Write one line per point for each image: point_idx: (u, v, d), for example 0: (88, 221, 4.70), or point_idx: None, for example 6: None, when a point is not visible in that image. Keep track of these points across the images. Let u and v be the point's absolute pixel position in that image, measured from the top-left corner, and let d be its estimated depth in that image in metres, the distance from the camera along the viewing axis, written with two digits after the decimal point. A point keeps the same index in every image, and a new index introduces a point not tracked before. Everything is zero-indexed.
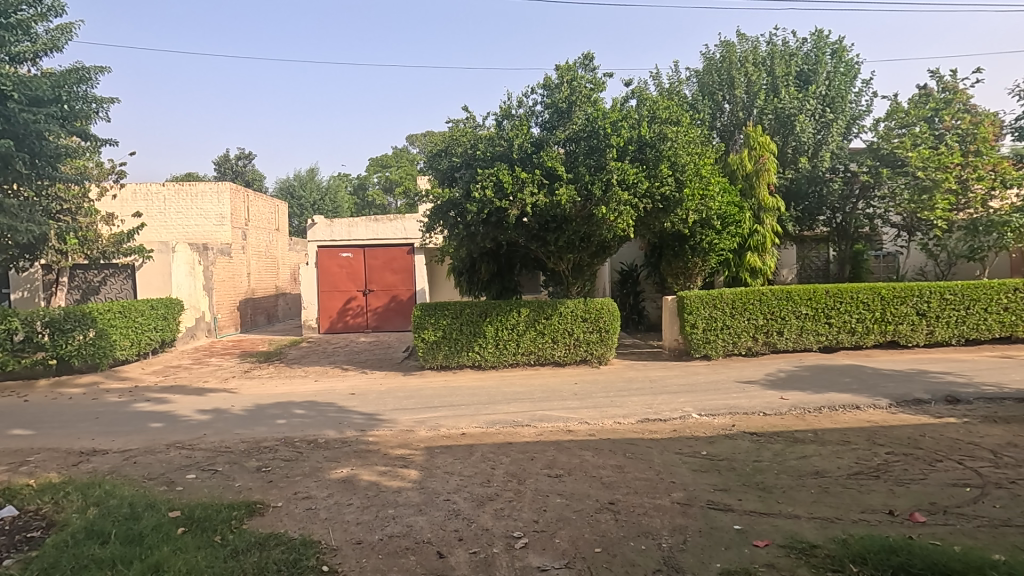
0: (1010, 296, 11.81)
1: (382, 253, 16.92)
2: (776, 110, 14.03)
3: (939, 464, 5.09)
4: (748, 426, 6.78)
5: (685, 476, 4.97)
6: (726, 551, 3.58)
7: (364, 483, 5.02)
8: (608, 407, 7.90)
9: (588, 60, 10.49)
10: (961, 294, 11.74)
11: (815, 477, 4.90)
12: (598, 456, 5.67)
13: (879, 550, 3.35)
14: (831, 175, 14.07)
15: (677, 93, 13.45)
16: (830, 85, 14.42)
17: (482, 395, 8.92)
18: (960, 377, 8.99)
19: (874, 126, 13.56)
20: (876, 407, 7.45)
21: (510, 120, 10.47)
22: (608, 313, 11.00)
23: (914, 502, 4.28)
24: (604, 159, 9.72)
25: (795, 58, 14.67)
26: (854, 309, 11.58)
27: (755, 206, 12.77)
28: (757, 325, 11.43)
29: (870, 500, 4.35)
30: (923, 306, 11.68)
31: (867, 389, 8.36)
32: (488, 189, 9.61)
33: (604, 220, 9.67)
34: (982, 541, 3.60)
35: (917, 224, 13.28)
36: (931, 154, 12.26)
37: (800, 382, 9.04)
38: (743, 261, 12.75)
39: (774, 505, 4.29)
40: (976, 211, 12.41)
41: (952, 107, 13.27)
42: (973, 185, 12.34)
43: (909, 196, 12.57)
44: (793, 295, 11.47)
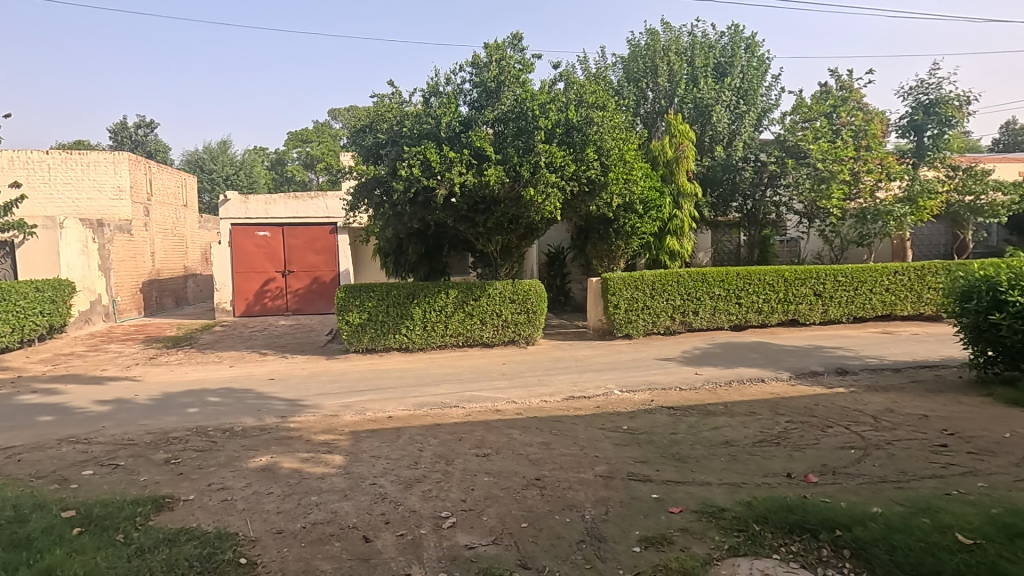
0: (892, 278, 13.15)
1: (302, 233, 16.14)
2: (695, 100, 14.69)
3: (831, 430, 5.62)
4: (666, 401, 7.17)
5: (608, 451, 5.19)
6: (645, 519, 3.78)
7: (286, 471, 4.84)
8: (535, 387, 8.07)
9: (517, 40, 10.43)
10: (851, 277, 12.95)
11: (725, 446, 5.26)
12: (525, 434, 5.79)
13: (778, 510, 3.65)
14: (743, 163, 14.90)
15: (604, 79, 13.68)
16: (744, 78, 15.25)
17: (410, 378, 8.82)
18: (849, 351, 9.95)
19: (782, 119, 14.51)
20: (778, 380, 8.11)
21: (438, 98, 10.25)
22: (536, 295, 11.15)
23: (809, 464, 4.71)
24: (532, 141, 9.77)
25: (713, 50, 15.34)
26: (761, 290, 12.47)
27: (675, 191, 13.35)
28: (675, 305, 12.03)
29: (772, 465, 4.74)
30: (820, 288, 12.76)
31: (771, 364, 9.06)
32: (415, 168, 9.44)
33: (533, 203, 9.75)
34: (864, 496, 4.02)
35: (817, 212, 14.40)
36: (829, 148, 13.40)
37: (713, 358, 9.65)
38: (662, 245, 13.33)
39: (689, 474, 4.57)
40: (865, 199, 13.78)
41: (848, 105, 14.19)
42: (864, 176, 13.63)
43: (810, 185, 13.66)
44: (707, 277, 12.16)
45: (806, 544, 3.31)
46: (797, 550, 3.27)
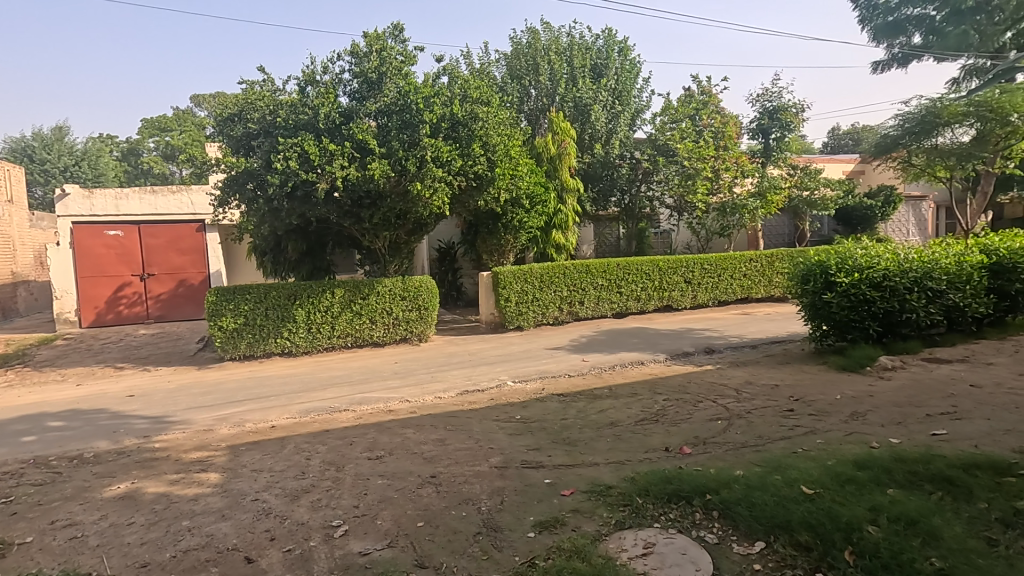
0: (748, 265, 14.73)
1: (163, 231, 14.51)
2: (575, 99, 15.35)
3: (701, 405, 6.18)
4: (556, 388, 7.45)
5: (502, 441, 5.29)
6: (539, 504, 3.90)
7: (151, 496, 4.35)
8: (429, 384, 7.99)
9: (398, 31, 10.19)
10: (715, 265, 14.31)
11: (611, 427, 5.59)
12: (419, 432, 5.72)
13: (658, 482, 3.96)
14: (620, 160, 15.82)
15: (488, 75, 13.80)
16: (618, 80, 16.18)
17: (295, 383, 8.31)
18: (715, 332, 11.01)
19: (653, 120, 15.60)
20: (656, 362, 8.76)
21: (315, 87, 9.72)
22: (427, 291, 11.03)
23: (683, 437, 5.15)
24: (418, 135, 9.61)
25: (589, 52, 16.09)
26: (639, 279, 13.38)
27: (559, 187, 13.85)
28: (562, 296, 12.52)
29: (652, 441, 5.12)
30: (689, 275, 13.96)
31: (650, 347, 9.77)
32: (292, 161, 8.90)
33: (420, 197, 9.60)
34: (729, 461, 4.48)
35: (685, 206, 15.71)
36: (693, 147, 14.75)
37: (598, 345, 10.19)
38: (549, 238, 13.78)
39: (579, 457, 4.79)
40: (725, 194, 15.28)
41: (708, 107, 15.58)
42: (723, 174, 15.12)
43: (678, 181, 15.11)
44: (591, 269, 12.79)
45: (682, 511, 3.61)
46: (674, 516, 3.56)
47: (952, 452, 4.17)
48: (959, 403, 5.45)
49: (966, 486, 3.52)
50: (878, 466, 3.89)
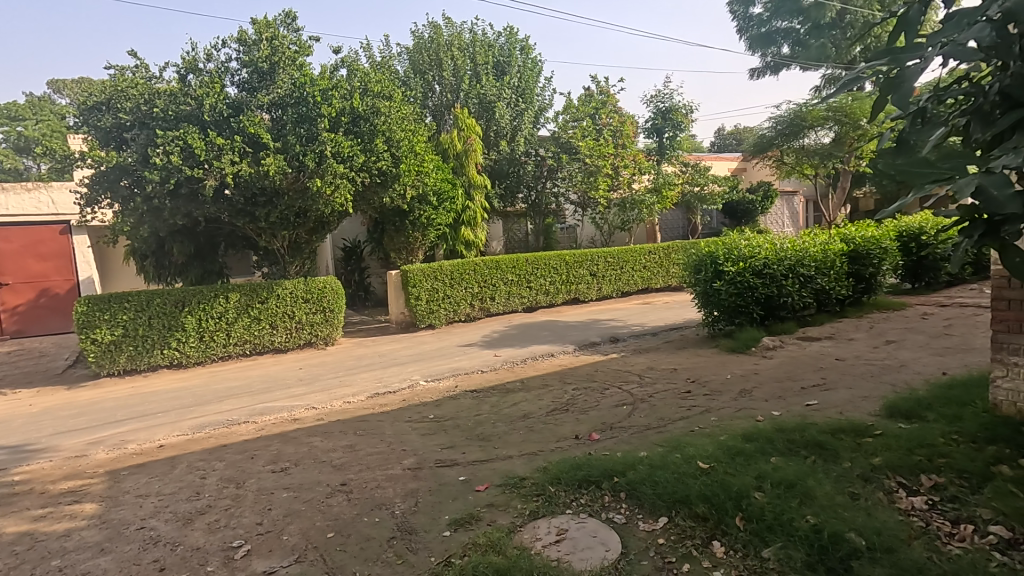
0: (647, 257, 15.57)
1: (17, 235, 12.73)
2: (479, 96, 15.39)
3: (608, 392, 6.46)
4: (469, 385, 7.45)
5: (415, 442, 5.21)
6: (454, 502, 3.89)
7: (9, 538, 3.82)
8: (337, 388, 7.69)
9: (290, 19, 9.64)
10: (618, 258, 14.99)
11: (523, 420, 5.69)
12: (327, 439, 5.49)
13: (568, 469, 4.08)
14: (525, 157, 16.11)
15: (389, 68, 13.44)
16: (521, 78, 16.42)
17: (187, 397, 7.66)
18: (619, 322, 11.55)
19: (556, 118, 16.01)
20: (565, 353, 9.04)
21: (197, 75, 8.96)
22: (332, 292, 10.61)
23: (592, 424, 5.35)
24: (316, 129, 9.22)
25: (492, 49, 16.16)
26: (547, 274, 13.71)
27: (466, 183, 13.83)
28: (473, 293, 12.54)
29: (563, 430, 5.27)
30: (594, 269, 14.52)
31: (559, 339, 10.05)
32: (174, 155, 8.17)
33: (320, 194, 9.18)
34: (633, 443, 4.73)
35: (589, 202, 16.32)
36: (594, 145, 15.33)
37: (510, 340, 10.33)
38: (458, 235, 13.72)
39: (492, 452, 4.83)
40: (624, 190, 16.04)
41: (607, 107, 16.15)
42: (622, 171, 15.86)
43: (581, 178, 15.58)
44: (500, 264, 12.92)
45: (591, 495, 3.76)
46: (585, 501, 3.70)
47: (823, 419, 4.68)
48: (827, 375, 6.13)
49: (833, 448, 3.96)
50: (762, 437, 4.27)
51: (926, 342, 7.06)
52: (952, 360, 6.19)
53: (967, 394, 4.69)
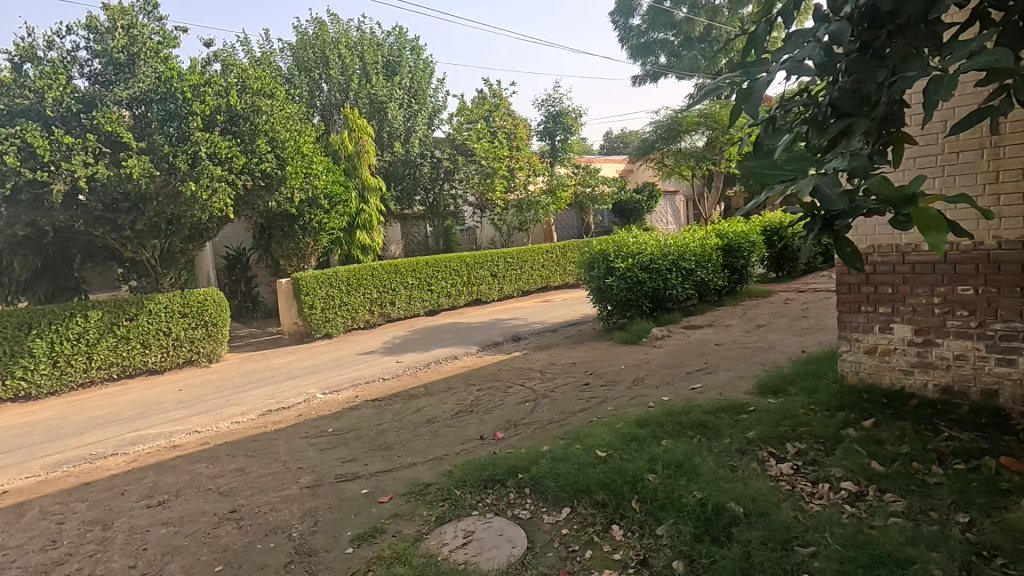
0: (545, 256, 16.01)
1: None
2: (370, 95, 14.97)
3: (511, 390, 6.56)
4: (370, 394, 7.22)
5: (313, 458, 4.96)
6: (356, 517, 3.75)
7: None
8: (223, 408, 7.10)
9: (151, 6, 8.77)
10: (517, 258, 15.26)
11: (427, 425, 5.62)
12: (213, 465, 5.06)
13: (474, 471, 4.08)
14: (421, 159, 15.94)
15: (270, 64, 12.65)
16: (413, 78, 16.19)
17: (38, 432, 6.68)
18: (521, 320, 11.78)
19: (450, 120, 15.99)
20: (469, 354, 9.05)
21: (36, 65, 7.85)
22: (214, 304, 9.81)
23: (497, 424, 5.40)
24: (187, 128, 8.48)
25: (381, 48, 15.75)
26: (448, 276, 13.63)
27: (359, 185, 13.37)
28: (372, 298, 12.17)
29: (467, 431, 5.28)
30: (494, 269, 14.67)
31: (462, 341, 10.05)
32: (10, 156, 7.13)
33: (195, 199, 8.44)
34: (536, 439, 4.84)
35: (486, 204, 16.46)
36: (489, 147, 15.50)
37: (412, 345, 10.15)
38: (353, 239, 13.24)
39: (396, 460, 4.71)
40: (521, 192, 16.39)
41: (500, 110, 16.35)
42: (517, 173, 16.19)
43: (478, 180, 15.70)
44: (399, 268, 12.65)
45: (497, 494, 3.79)
46: (491, 501, 3.72)
47: (706, 400, 5.08)
48: (708, 360, 6.68)
49: (714, 426, 4.33)
50: (653, 422, 4.56)
51: (788, 325, 7.93)
52: (809, 339, 7.00)
53: (821, 368, 5.32)
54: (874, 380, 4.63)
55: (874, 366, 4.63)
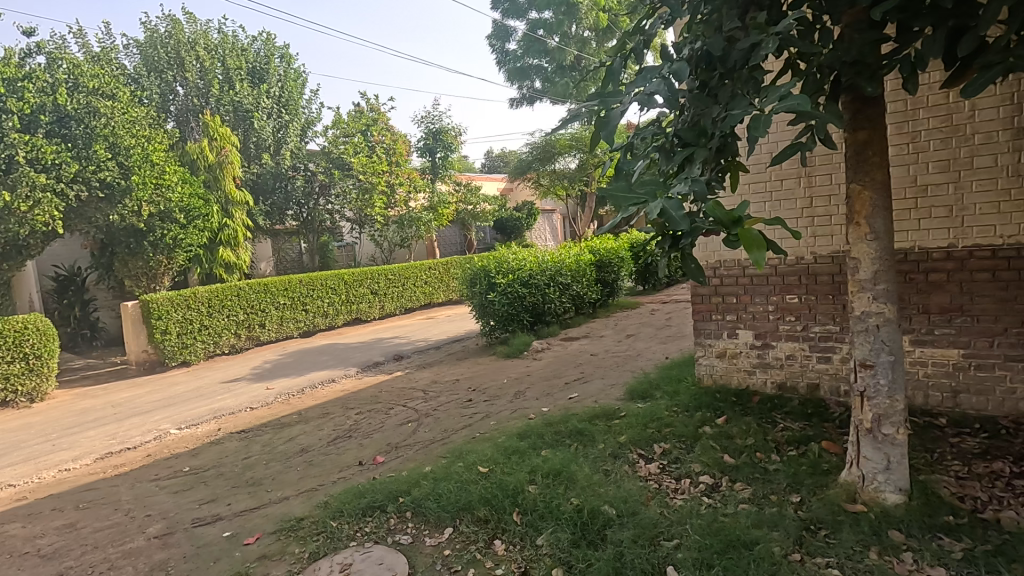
0: (427, 273, 15.85)
1: None
2: (233, 102, 13.96)
3: (393, 411, 6.36)
4: (236, 425, 6.61)
5: (165, 503, 4.41)
6: (217, 564, 3.39)
7: None
8: (50, 455, 6.08)
9: None
10: (398, 275, 14.94)
11: (301, 454, 5.26)
12: (34, 523, 4.29)
13: (351, 500, 3.89)
14: (293, 172, 15.17)
15: (111, 62, 11.30)
16: (283, 87, 15.31)
17: None
18: (403, 339, 11.52)
19: (325, 132, 15.39)
20: (347, 377, 8.65)
21: None
22: (37, 333, 8.41)
23: (377, 447, 5.21)
24: (2, 128, 7.84)
25: (245, 54, 14.67)
26: (325, 295, 12.97)
27: (222, 198, 12.33)
28: (238, 321, 11.20)
29: (346, 458, 5.02)
30: (374, 287, 14.22)
31: (340, 363, 9.59)
32: None
33: (11, 211, 7.81)
34: (418, 459, 4.74)
35: (365, 220, 15.99)
36: (368, 162, 15.13)
37: (285, 369, 9.48)
38: (215, 257, 12.12)
39: (265, 496, 4.34)
40: (401, 208, 16.16)
41: (378, 124, 16.01)
42: (397, 189, 15.95)
43: (356, 195, 15.23)
44: (269, 288, 11.80)
45: (377, 521, 3.64)
46: (370, 529, 3.56)
47: (582, 408, 5.32)
48: (584, 370, 7.01)
49: (590, 433, 4.54)
50: (533, 434, 4.68)
51: (654, 333, 8.60)
52: (672, 346, 7.64)
53: (682, 373, 5.83)
54: (724, 381, 5.17)
55: (724, 368, 5.16)
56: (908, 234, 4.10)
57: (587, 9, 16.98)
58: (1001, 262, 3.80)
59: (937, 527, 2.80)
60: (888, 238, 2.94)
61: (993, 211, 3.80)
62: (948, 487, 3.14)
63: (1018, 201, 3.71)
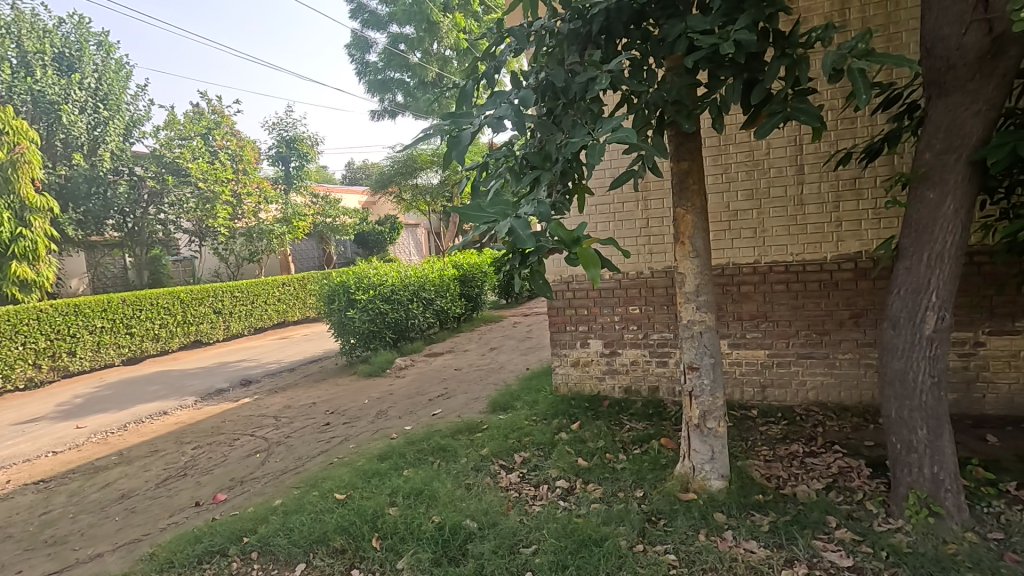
0: (281, 290, 14.75)
1: None
2: (32, 92, 11.88)
3: (238, 442, 5.79)
4: (33, 474, 5.54)
5: None
6: None
7: None
8: None
9: None
10: (247, 292, 13.68)
11: (121, 501, 4.56)
12: None
13: (184, 547, 3.46)
14: (115, 176, 13.29)
15: None
16: (100, 79, 13.38)
17: None
18: (252, 361, 10.57)
19: (155, 132, 13.72)
20: (183, 407, 7.70)
21: None
22: None
23: (218, 484, 4.69)
24: None
25: (50, 36, 12.56)
26: (156, 315, 11.48)
27: (15, 203, 10.28)
28: (38, 349, 9.45)
29: (178, 500, 4.46)
30: (218, 305, 12.87)
31: (174, 392, 8.51)
32: None
33: None
34: (266, 493, 4.35)
35: (205, 232, 14.49)
36: (209, 168, 13.78)
37: (102, 403, 8.17)
38: (7, 272, 10.12)
39: (70, 557, 3.68)
40: (249, 219, 14.93)
41: (222, 128, 14.72)
42: (244, 199, 14.70)
43: (195, 204, 13.75)
44: (82, 308, 10.13)
45: (216, 567, 3.26)
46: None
47: (445, 424, 5.30)
48: (448, 385, 7.00)
49: (452, 448, 4.55)
50: (395, 453, 4.57)
51: (516, 346, 8.89)
52: (532, 357, 7.95)
53: (541, 383, 6.08)
54: (578, 388, 5.49)
55: (578, 376, 5.49)
56: (724, 252, 4.74)
57: (448, 28, 16.66)
58: (792, 275, 4.55)
59: (750, 505, 3.23)
60: (706, 255, 3.37)
61: (785, 233, 4.54)
62: (759, 469, 3.64)
63: (802, 224, 4.49)
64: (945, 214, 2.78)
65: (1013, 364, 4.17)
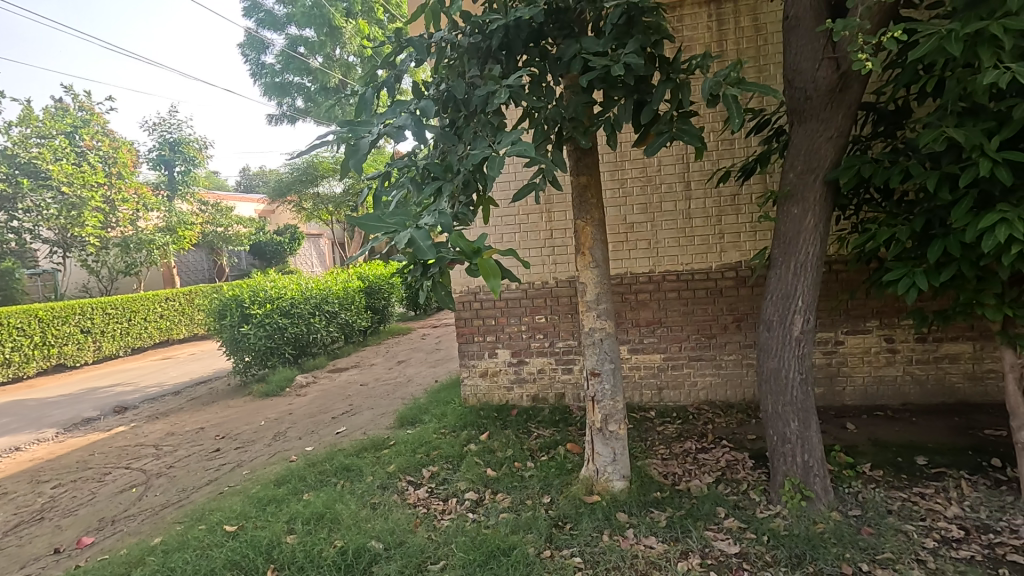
0: (164, 305, 13.48)
1: None
2: None
3: (109, 477, 5.18)
4: None
5: None
6: None
7: None
8: None
9: None
10: (122, 308, 12.34)
11: None
12: None
13: None
14: None
15: None
16: None
17: None
18: (129, 385, 9.52)
19: (5, 129, 12.03)
20: (41, 441, 6.76)
21: None
22: None
23: (83, 527, 4.16)
24: None
25: None
26: (6, 337, 10.06)
27: None
28: None
29: (32, 549, 3.89)
30: (86, 324, 11.50)
31: (30, 424, 7.45)
32: None
33: None
34: (142, 532, 3.91)
35: (70, 241, 12.90)
36: (74, 171, 12.34)
37: None
38: None
39: None
40: (124, 228, 13.44)
41: (91, 128, 13.37)
42: (119, 206, 13.35)
43: (57, 211, 12.16)
44: None
45: None
46: None
47: (349, 443, 5.08)
48: (353, 402, 6.73)
49: (357, 467, 4.36)
50: (293, 477, 4.30)
51: (424, 358, 8.75)
52: (440, 369, 7.85)
53: (450, 395, 6.01)
54: (487, 399, 5.50)
55: (487, 387, 5.50)
56: (622, 262, 4.99)
57: (351, 34, 16.37)
58: (683, 284, 4.88)
59: (649, 503, 3.39)
60: (604, 265, 3.53)
61: (676, 244, 4.86)
62: (657, 467, 3.84)
63: (690, 236, 4.83)
64: (807, 228, 3.12)
65: (866, 359, 4.75)
